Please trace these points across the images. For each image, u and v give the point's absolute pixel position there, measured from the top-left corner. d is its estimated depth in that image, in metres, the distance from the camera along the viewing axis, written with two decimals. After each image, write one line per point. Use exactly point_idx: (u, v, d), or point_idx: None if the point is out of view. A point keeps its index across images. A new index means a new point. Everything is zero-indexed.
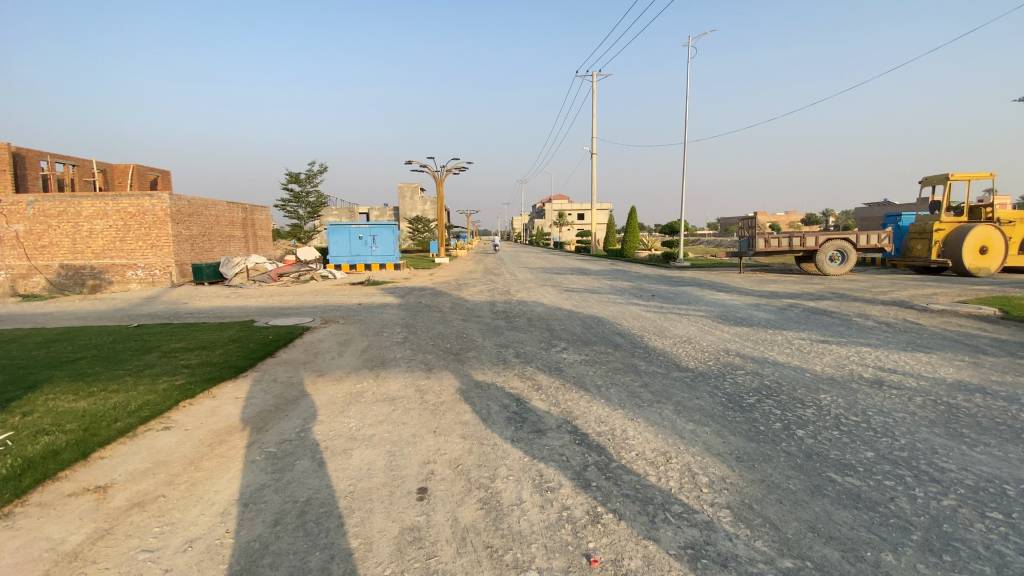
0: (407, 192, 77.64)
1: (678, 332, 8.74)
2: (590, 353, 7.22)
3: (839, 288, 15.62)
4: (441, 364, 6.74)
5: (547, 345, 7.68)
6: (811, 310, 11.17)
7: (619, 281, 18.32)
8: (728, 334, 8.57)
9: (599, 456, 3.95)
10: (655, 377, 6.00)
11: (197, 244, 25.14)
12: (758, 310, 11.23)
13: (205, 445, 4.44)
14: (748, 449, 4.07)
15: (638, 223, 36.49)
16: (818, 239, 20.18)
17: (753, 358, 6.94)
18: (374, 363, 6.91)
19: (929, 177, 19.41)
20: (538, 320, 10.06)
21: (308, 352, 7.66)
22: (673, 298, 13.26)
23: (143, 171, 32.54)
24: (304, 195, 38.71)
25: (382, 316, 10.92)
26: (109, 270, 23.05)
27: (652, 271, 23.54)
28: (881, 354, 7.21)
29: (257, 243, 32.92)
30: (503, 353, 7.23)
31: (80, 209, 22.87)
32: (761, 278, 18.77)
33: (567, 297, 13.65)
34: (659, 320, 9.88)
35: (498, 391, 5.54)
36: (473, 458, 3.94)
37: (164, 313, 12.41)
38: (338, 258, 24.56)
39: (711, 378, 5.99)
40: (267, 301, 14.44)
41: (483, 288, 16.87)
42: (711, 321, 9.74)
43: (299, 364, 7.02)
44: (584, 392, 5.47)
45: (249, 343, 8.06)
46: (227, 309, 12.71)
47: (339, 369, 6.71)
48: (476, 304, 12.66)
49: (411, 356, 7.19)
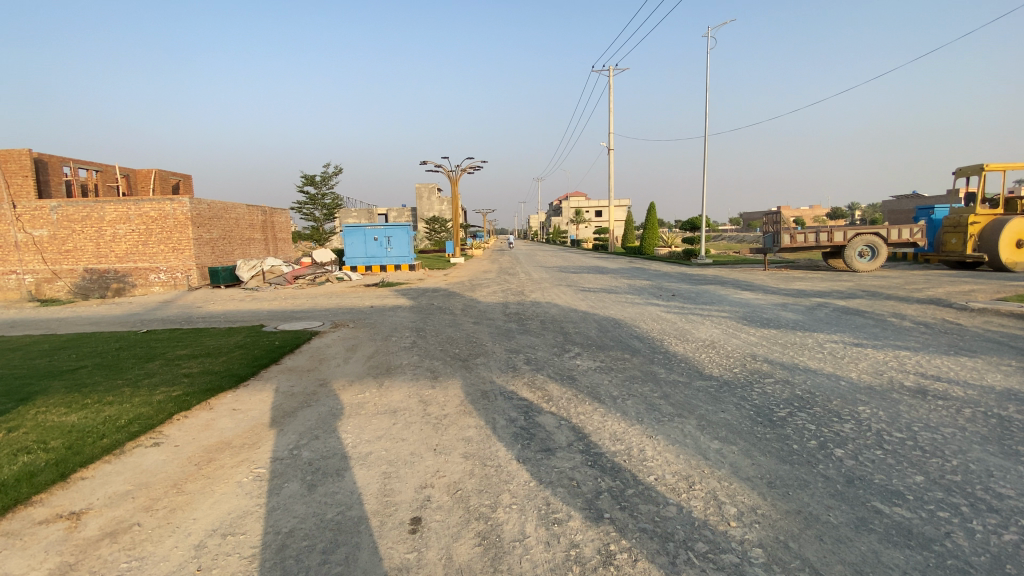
0: (424, 192, 77.83)
1: (701, 335, 8.28)
2: (606, 359, 6.82)
3: (870, 285, 14.90)
4: (448, 372, 6.41)
5: (560, 351, 7.29)
6: (842, 310, 10.55)
7: (637, 280, 17.83)
8: (753, 337, 8.07)
9: (613, 481, 3.57)
10: (676, 387, 5.58)
11: (217, 247, 25.31)
12: (785, 310, 10.65)
13: (192, 464, 4.19)
14: (781, 473, 3.65)
15: (657, 220, 35.77)
16: (846, 234, 19.35)
17: (783, 365, 6.44)
18: (379, 371, 6.61)
19: (962, 167, 18.45)
20: (552, 323, 9.66)
21: (314, 359, 7.40)
22: (695, 298, 12.72)
23: (165, 176, 33.00)
24: (320, 197, 38.93)
25: (393, 320, 10.65)
26: (132, 273, 23.36)
27: (672, 269, 22.90)
28: (922, 359, 6.65)
29: (277, 245, 33.15)
30: (513, 360, 6.86)
31: (104, 214, 23.21)
32: (787, 276, 18.05)
33: (583, 298, 13.20)
34: (679, 322, 9.41)
35: (506, 402, 5.18)
36: (473, 482, 3.59)
37: (177, 317, 12.34)
38: (353, 260, 24.45)
39: (737, 388, 5.57)
40: (281, 304, 14.31)
41: (498, 288, 16.53)
42: (735, 323, 9.24)
43: (303, 372, 6.76)
44: (599, 404, 5.09)
45: (254, 349, 7.85)
46: (240, 313, 12.62)
47: (343, 378, 6.42)
48: (489, 306, 12.34)
49: (417, 363, 6.87)
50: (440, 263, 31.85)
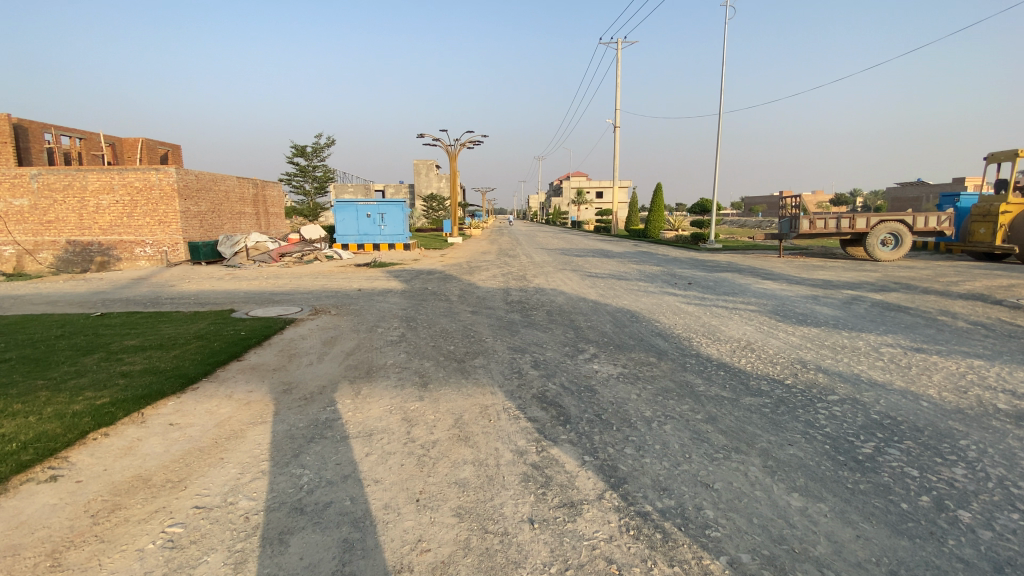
0: (422, 168, 76.11)
1: (733, 335, 7.19)
2: (628, 364, 5.72)
3: (899, 276, 13.83)
4: (440, 376, 5.31)
5: (572, 352, 6.17)
6: (882, 306, 9.45)
7: (647, 265, 16.73)
8: (794, 338, 7.00)
9: (668, 566, 2.50)
10: (723, 408, 4.49)
11: (206, 220, 23.98)
12: (819, 305, 9.54)
13: (88, 514, 3.09)
14: (904, 559, 2.60)
15: (663, 202, 34.51)
16: (869, 220, 18.18)
17: (844, 378, 5.36)
18: (358, 373, 5.48)
19: (994, 153, 17.24)
20: (560, 314, 8.58)
21: (281, 355, 6.25)
22: (714, 288, 11.59)
23: (153, 145, 31.33)
24: (310, 169, 37.42)
25: (381, 307, 9.50)
26: (117, 246, 22.07)
27: (681, 254, 21.73)
28: (1004, 372, 5.60)
29: (268, 220, 31.77)
30: (518, 362, 5.75)
31: (86, 183, 21.82)
32: (806, 264, 16.93)
33: (591, 285, 12.05)
34: (704, 317, 8.30)
35: (511, 423, 4.09)
36: (468, 565, 2.50)
37: (146, 297, 11.12)
38: (345, 237, 23.20)
39: (798, 410, 4.49)
40: (261, 284, 13.09)
41: (497, 272, 15.36)
42: (769, 319, 8.13)
43: (265, 374, 5.62)
44: (631, 429, 4.02)
45: (213, 342, 6.67)
46: (215, 294, 11.43)
47: (313, 382, 5.30)
48: (488, 292, 11.22)
49: (404, 364, 5.74)
50: (437, 243, 30.60)
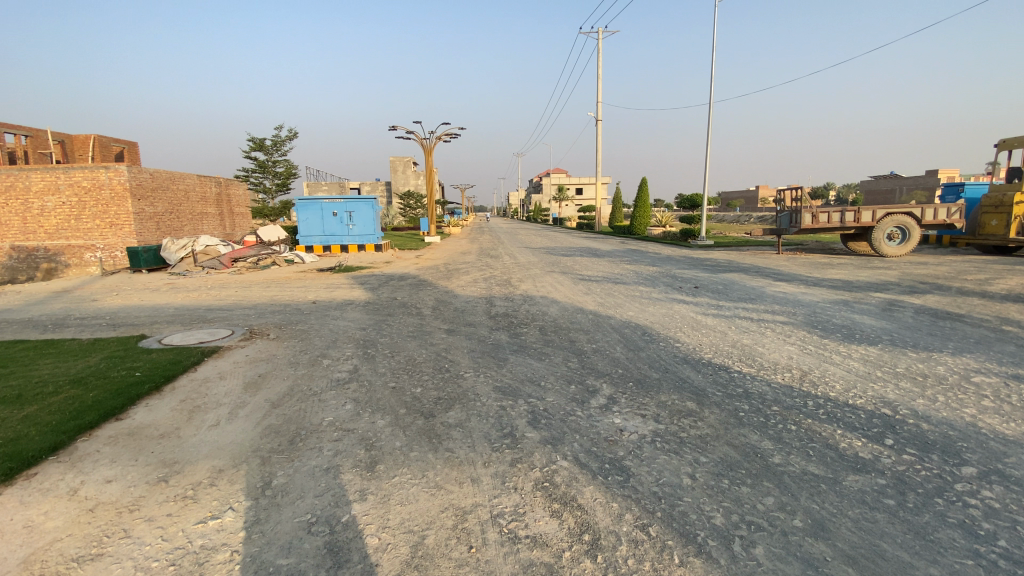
0: (399, 165, 73.90)
1: (776, 359, 5.68)
2: (661, 415, 4.11)
3: (919, 274, 12.60)
4: (396, 447, 3.64)
5: (581, 395, 4.55)
6: (930, 313, 8.04)
7: (642, 266, 15.26)
8: (856, 364, 5.50)
9: None
10: (826, 502, 2.94)
11: (163, 222, 21.73)
12: (856, 313, 8.09)
13: None
14: None
15: (648, 198, 33.29)
16: (875, 213, 17.10)
17: (960, 433, 3.85)
18: (277, 444, 3.79)
19: (1005, 139, 16.23)
20: (556, 332, 6.98)
21: (178, 412, 4.50)
22: (725, 293, 10.13)
23: (107, 143, 28.68)
24: (271, 164, 35.14)
25: (337, 326, 7.77)
26: (65, 252, 19.61)
27: (675, 251, 20.36)
28: None
29: (233, 221, 29.54)
30: (508, 417, 4.09)
31: (31, 184, 19.45)
32: (812, 261, 15.65)
33: (586, 291, 10.50)
34: (731, 333, 6.80)
35: (504, 559, 2.47)
36: None
37: (53, 317, 9.15)
38: (309, 239, 21.26)
39: (940, 503, 2.94)
40: (203, 296, 11.21)
41: (478, 275, 13.71)
42: (811, 335, 6.64)
43: (143, 448, 3.87)
44: (703, 562, 2.43)
45: (91, 392, 4.85)
46: (143, 310, 9.55)
47: (207, 462, 3.58)
48: (467, 302, 9.59)
49: (348, 424, 4.07)
50: (401, 237, 34.24)
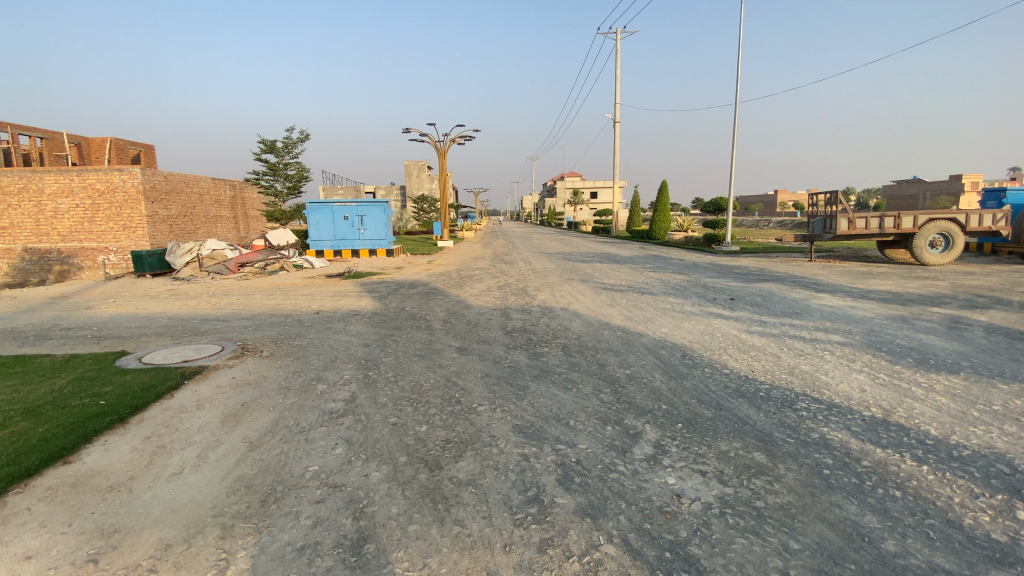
0: (413, 169, 73.62)
1: (847, 392, 4.78)
2: (725, 472, 3.28)
3: (974, 286, 11.55)
4: (390, 517, 2.84)
5: (620, 441, 3.72)
6: (1004, 333, 7.09)
7: (668, 273, 14.37)
8: (948, 400, 4.58)
9: None
10: None
11: (177, 225, 21.39)
12: (921, 332, 7.15)
13: None
14: None
15: (669, 203, 32.27)
16: (917, 218, 15.90)
17: None
18: (245, 507, 3.02)
19: None
20: (583, 353, 6.15)
21: (138, 454, 3.76)
22: (766, 305, 9.22)
23: (123, 146, 28.50)
24: (283, 167, 34.71)
25: (339, 341, 7.03)
26: (78, 254, 19.34)
27: (699, 258, 19.40)
28: None
29: (247, 224, 29.17)
30: (533, 473, 3.27)
31: (42, 186, 19.14)
32: (849, 270, 14.57)
33: (611, 302, 9.65)
34: (786, 356, 5.90)
35: None
36: None
37: (42, 327, 8.55)
38: (320, 243, 20.74)
39: None
40: (203, 304, 10.58)
41: (493, 283, 12.95)
42: (879, 361, 5.73)
43: (84, 506, 3.12)
44: None
45: (42, 427, 4.11)
46: (139, 319, 8.91)
47: (153, 533, 2.81)
48: (482, 314, 8.81)
49: (334, 479, 3.29)
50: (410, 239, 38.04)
